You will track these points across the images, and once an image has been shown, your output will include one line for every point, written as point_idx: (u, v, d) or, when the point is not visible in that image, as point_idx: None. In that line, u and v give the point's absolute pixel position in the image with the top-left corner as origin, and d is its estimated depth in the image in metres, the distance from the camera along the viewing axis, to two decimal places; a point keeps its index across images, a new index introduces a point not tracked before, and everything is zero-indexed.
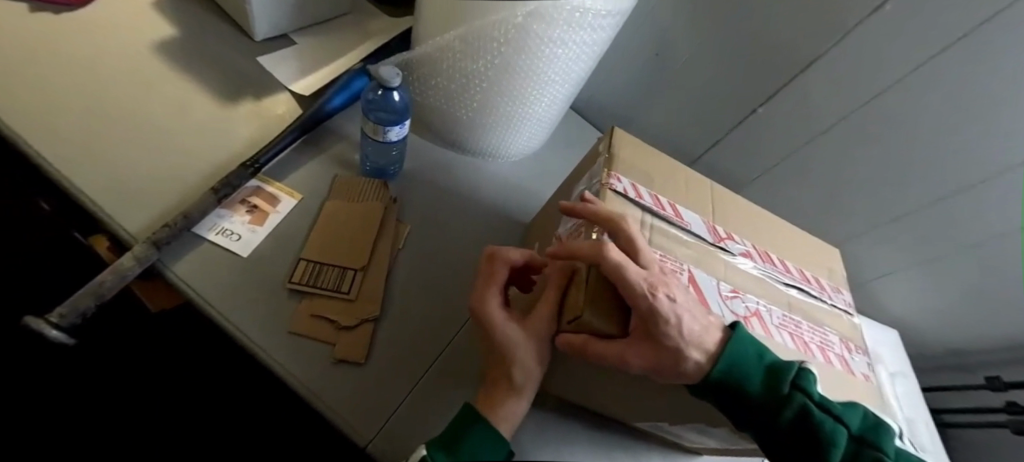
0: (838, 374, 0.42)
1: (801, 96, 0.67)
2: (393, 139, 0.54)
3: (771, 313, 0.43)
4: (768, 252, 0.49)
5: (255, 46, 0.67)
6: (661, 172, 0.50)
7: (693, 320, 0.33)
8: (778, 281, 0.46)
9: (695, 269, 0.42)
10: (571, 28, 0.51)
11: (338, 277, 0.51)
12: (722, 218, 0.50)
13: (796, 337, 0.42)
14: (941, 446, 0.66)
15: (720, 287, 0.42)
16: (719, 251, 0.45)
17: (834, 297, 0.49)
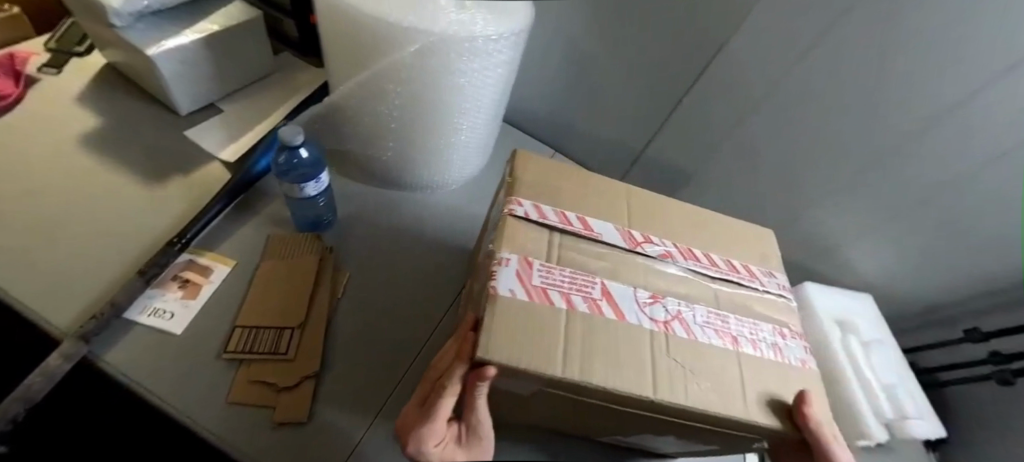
0: (768, 364, 0.40)
1: (719, 82, 0.67)
2: (311, 194, 0.55)
3: (698, 313, 0.42)
4: (690, 248, 0.48)
5: (180, 120, 0.68)
6: (573, 185, 0.50)
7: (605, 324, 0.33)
8: (704, 277, 0.45)
9: (608, 280, 0.41)
10: (464, 58, 0.52)
11: (275, 338, 0.52)
12: (642, 223, 0.49)
13: (725, 333, 0.41)
14: (931, 410, 0.64)
15: (637, 295, 0.41)
16: (635, 257, 0.44)
17: (767, 282, 0.48)
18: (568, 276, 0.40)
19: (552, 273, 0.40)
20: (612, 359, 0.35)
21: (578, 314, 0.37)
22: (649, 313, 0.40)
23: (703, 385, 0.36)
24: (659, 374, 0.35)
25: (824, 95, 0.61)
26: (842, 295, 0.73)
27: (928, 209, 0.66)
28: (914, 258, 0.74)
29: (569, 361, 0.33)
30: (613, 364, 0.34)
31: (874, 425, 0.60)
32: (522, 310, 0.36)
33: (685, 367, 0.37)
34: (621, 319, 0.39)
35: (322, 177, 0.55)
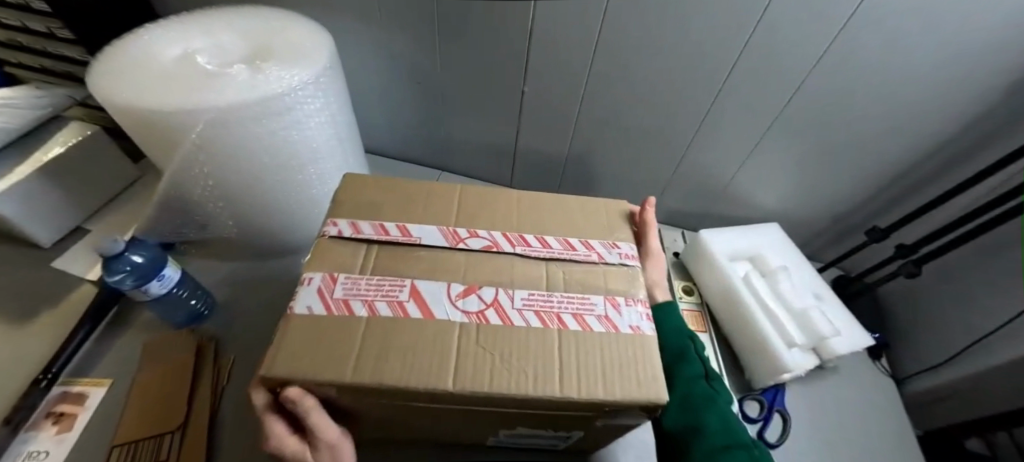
0: (597, 340, 0.39)
1: (547, 72, 0.66)
2: (160, 292, 0.54)
3: (519, 293, 0.41)
4: (524, 235, 0.47)
5: (46, 253, 0.68)
6: (404, 197, 0.49)
7: None
8: (534, 258, 0.44)
9: (421, 281, 0.41)
10: (265, 119, 0.52)
11: (154, 447, 0.50)
12: (475, 214, 0.48)
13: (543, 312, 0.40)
14: (851, 320, 0.63)
15: (451, 288, 0.41)
16: (458, 254, 0.44)
17: (609, 255, 0.46)
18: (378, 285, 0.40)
19: (358, 282, 0.40)
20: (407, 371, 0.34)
21: (388, 320, 0.37)
22: (463, 303, 0.40)
23: (508, 369, 0.35)
24: (460, 364, 0.35)
25: (641, 58, 0.60)
26: (743, 230, 0.72)
27: (788, 128, 0.65)
28: (800, 177, 0.73)
29: (360, 368, 0.33)
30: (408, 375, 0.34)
31: (787, 352, 0.59)
32: (326, 323, 0.36)
33: (497, 353, 0.36)
34: (428, 318, 0.38)
35: (165, 272, 0.54)
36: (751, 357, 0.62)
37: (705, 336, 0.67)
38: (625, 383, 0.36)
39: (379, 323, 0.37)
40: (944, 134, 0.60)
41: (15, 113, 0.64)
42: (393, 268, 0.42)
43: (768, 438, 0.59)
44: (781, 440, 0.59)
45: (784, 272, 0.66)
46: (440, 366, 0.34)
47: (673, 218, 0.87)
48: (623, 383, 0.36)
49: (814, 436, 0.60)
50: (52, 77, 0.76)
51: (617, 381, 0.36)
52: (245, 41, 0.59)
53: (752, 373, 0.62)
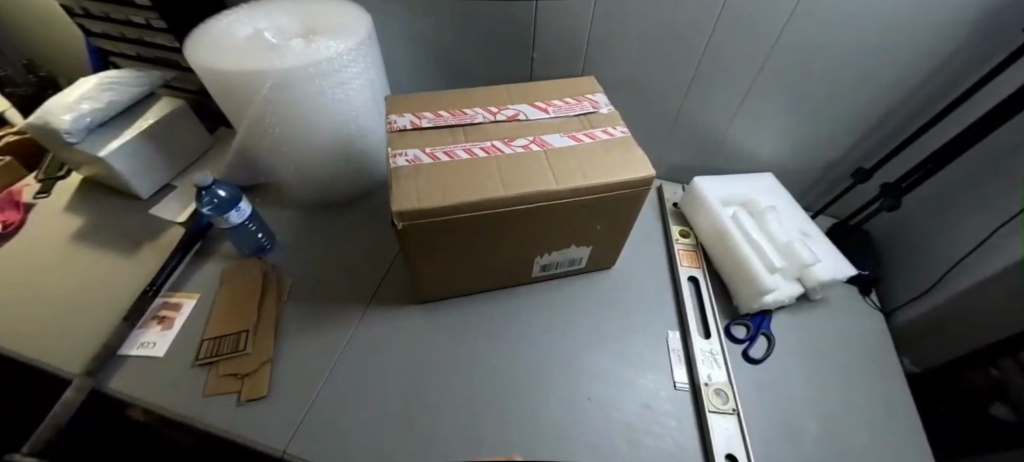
0: (441, 181, 0.53)
1: (553, 33, 0.74)
2: (237, 221, 0.67)
3: (498, 139, 0.59)
4: (542, 140, 0.59)
5: (144, 202, 0.84)
6: (521, 93, 0.67)
7: (406, 119, 0.61)
8: (518, 145, 0.58)
9: (471, 114, 0.63)
10: (315, 79, 0.64)
11: (234, 341, 0.63)
12: (535, 122, 0.63)
13: (470, 152, 0.57)
14: (834, 252, 0.68)
15: (473, 118, 0.62)
16: (496, 122, 0.62)
17: (533, 186, 0.53)
18: (447, 99, 0.65)
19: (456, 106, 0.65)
20: (413, 120, 0.60)
21: (429, 111, 0.63)
22: (466, 120, 0.61)
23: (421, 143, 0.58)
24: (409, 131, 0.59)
25: (640, 15, 0.67)
26: (736, 179, 0.78)
27: (778, 81, 0.71)
28: (793, 129, 0.78)
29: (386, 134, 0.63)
30: (412, 120, 0.60)
31: (769, 276, 0.65)
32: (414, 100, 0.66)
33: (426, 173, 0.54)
34: (433, 126, 0.60)
35: (241, 206, 0.67)
36: (737, 284, 0.68)
37: (697, 270, 0.74)
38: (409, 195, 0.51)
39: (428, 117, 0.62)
40: (917, 81, 0.65)
41: (122, 89, 0.79)
42: (464, 100, 0.65)
43: (752, 354, 0.66)
44: (766, 355, 0.65)
45: (771, 212, 0.72)
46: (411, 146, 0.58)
47: (675, 175, 0.93)
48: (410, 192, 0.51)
49: (795, 356, 0.66)
50: (145, 62, 0.92)
51: (420, 189, 0.52)
52: (299, 19, 0.72)
53: (739, 298, 0.69)
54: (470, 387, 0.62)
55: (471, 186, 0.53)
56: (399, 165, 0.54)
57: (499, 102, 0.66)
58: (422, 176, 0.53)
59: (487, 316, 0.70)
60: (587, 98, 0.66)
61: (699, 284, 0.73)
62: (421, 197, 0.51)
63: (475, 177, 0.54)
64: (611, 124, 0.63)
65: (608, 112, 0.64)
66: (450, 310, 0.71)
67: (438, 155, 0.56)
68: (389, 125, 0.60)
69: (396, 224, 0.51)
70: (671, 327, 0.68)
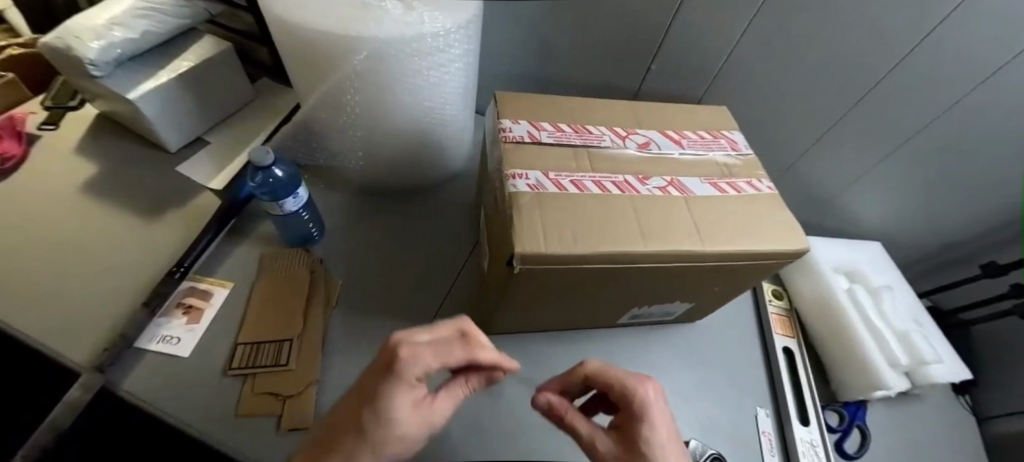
0: (569, 221, 0.43)
1: (683, 46, 0.63)
2: (292, 209, 0.56)
3: (629, 173, 0.49)
4: (681, 183, 0.50)
5: (171, 156, 0.72)
6: (650, 116, 0.57)
7: (522, 129, 0.50)
8: (655, 186, 0.49)
9: (596, 135, 0.52)
10: (415, 56, 0.51)
11: (275, 351, 0.54)
12: (668, 155, 0.53)
13: (601, 188, 0.47)
14: (952, 351, 0.62)
15: (599, 141, 0.52)
16: (624, 150, 0.52)
17: (678, 243, 0.44)
18: (565, 109, 0.55)
19: (576, 118, 0.54)
20: (532, 131, 0.50)
21: (547, 121, 0.52)
22: (591, 142, 0.51)
23: (541, 164, 0.48)
24: (526, 146, 0.49)
25: (797, 42, 0.57)
26: (844, 245, 0.71)
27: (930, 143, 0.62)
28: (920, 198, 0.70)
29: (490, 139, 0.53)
30: (531, 131, 0.50)
31: (885, 371, 0.58)
32: (528, 97, 0.55)
33: (554, 207, 0.44)
34: (554, 144, 0.50)
35: (299, 192, 0.56)
36: (841, 370, 0.62)
37: (792, 340, 0.67)
38: (532, 235, 0.41)
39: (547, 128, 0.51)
40: None
41: (161, 18, 0.66)
42: (585, 114, 0.55)
43: (846, 448, 0.60)
44: (862, 452, 0.59)
45: (886, 293, 0.65)
46: (530, 165, 0.47)
47: None
48: (536, 232, 0.41)
49: (892, 456, 0.60)
50: None
51: (550, 231, 0.42)
52: None
53: (839, 384, 0.62)
54: (542, 444, 0.54)
55: (605, 231, 0.44)
56: (521, 191, 0.44)
57: (625, 123, 0.55)
58: (546, 210, 0.43)
59: (561, 359, 0.62)
60: (724, 136, 0.56)
61: (793, 356, 0.67)
62: (549, 240, 0.41)
63: (607, 219, 0.45)
64: (754, 173, 0.54)
65: (750, 158, 0.55)
66: (519, 345, 0.63)
67: (565, 185, 0.46)
68: (503, 134, 0.49)
69: (513, 267, 0.41)
70: (763, 405, 0.62)
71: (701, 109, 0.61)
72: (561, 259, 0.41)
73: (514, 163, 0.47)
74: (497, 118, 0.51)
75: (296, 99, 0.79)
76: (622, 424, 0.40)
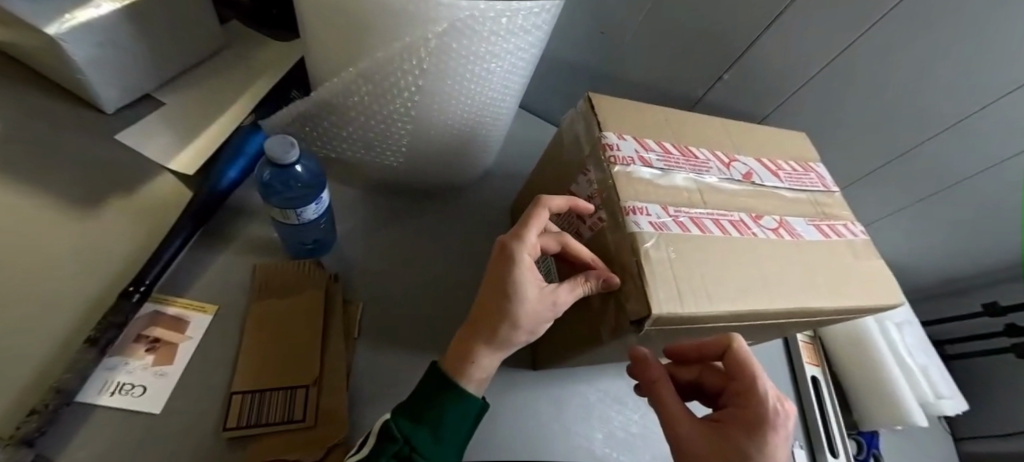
0: (699, 270, 0.37)
1: (766, 61, 0.58)
2: (311, 218, 0.43)
3: (741, 211, 0.45)
4: (790, 224, 0.47)
5: (109, 119, 0.53)
6: (741, 139, 0.54)
7: (631, 149, 0.43)
8: (769, 227, 0.45)
9: (703, 161, 0.48)
10: (500, 37, 0.39)
11: (286, 402, 0.41)
12: (770, 189, 0.49)
13: (721, 227, 0.42)
14: (955, 386, 0.66)
15: (707, 167, 0.47)
16: (730, 182, 0.47)
17: (804, 298, 0.40)
18: (665, 124, 0.49)
19: (678, 139, 0.49)
20: (640, 152, 0.43)
21: (652, 139, 0.46)
22: (699, 169, 0.46)
23: (656, 194, 0.40)
24: (639, 170, 0.41)
25: (887, 76, 0.54)
26: None
27: (970, 189, 0.64)
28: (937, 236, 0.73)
29: (586, 154, 0.44)
30: (641, 151, 0.43)
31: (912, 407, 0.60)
32: (626, 106, 0.48)
33: (681, 252, 0.37)
34: (666, 170, 0.43)
35: (322, 196, 0.42)
36: (867, 402, 0.64)
37: (818, 368, 0.67)
38: (669, 291, 0.34)
39: (656, 149, 0.45)
40: None
41: None
42: (684, 132, 0.50)
43: None
44: None
45: (904, 330, 0.68)
46: (644, 196, 0.39)
47: None
48: (672, 286, 0.34)
49: None
50: None
51: (685, 285, 0.35)
52: None
53: (863, 414, 0.64)
54: None
55: (732, 285, 0.38)
56: (646, 231, 0.36)
57: (723, 148, 0.51)
58: (675, 256, 0.36)
59: (611, 398, 0.57)
60: (812, 170, 0.55)
61: (818, 386, 0.67)
62: (686, 298, 0.34)
63: (730, 269, 0.39)
64: (845, 214, 0.52)
65: (837, 196, 0.54)
66: (567, 381, 0.56)
67: (685, 223, 0.40)
68: (611, 153, 0.41)
69: (641, 327, 0.33)
70: (797, 438, 0.62)
71: (781, 135, 0.59)
72: (696, 318, 0.34)
73: (628, 193, 0.39)
74: (598, 131, 0.43)
75: (296, 60, 0.62)
76: (723, 420, 0.32)
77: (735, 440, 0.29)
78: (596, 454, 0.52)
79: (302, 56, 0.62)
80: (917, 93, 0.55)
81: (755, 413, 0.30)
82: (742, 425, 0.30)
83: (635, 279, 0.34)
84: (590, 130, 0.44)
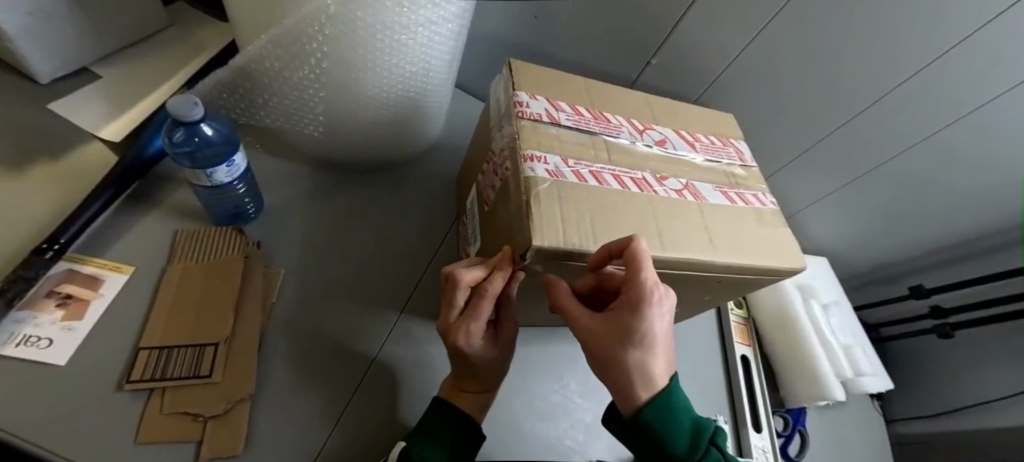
0: (587, 214, 0.38)
1: (692, 43, 0.61)
2: (224, 181, 0.44)
3: (647, 171, 0.47)
4: (696, 187, 0.49)
5: (45, 90, 0.54)
6: (663, 113, 0.57)
7: (540, 107, 0.45)
8: (673, 188, 0.47)
9: (616, 126, 0.50)
10: (405, 9, 0.41)
11: (193, 357, 0.43)
12: (682, 159, 0.51)
13: (622, 182, 0.44)
14: (881, 364, 0.68)
15: (619, 131, 0.49)
16: (641, 147, 0.50)
17: (698, 249, 0.42)
18: (584, 92, 0.52)
19: (595, 107, 0.51)
20: (550, 111, 0.46)
21: (566, 101, 0.49)
22: (610, 131, 0.49)
23: (559, 148, 0.43)
24: (544, 126, 0.44)
25: (802, 55, 0.57)
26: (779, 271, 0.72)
27: (892, 169, 0.67)
28: (867, 218, 0.76)
29: (501, 113, 0.47)
30: (551, 110, 0.46)
31: (830, 381, 0.63)
32: (546, 72, 0.51)
33: (574, 199, 0.39)
34: (574, 128, 0.46)
35: (236, 158, 0.44)
36: (791, 379, 0.66)
37: (749, 348, 0.69)
38: (552, 228, 0.35)
39: (569, 112, 0.47)
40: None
41: None
42: (604, 101, 0.53)
43: (789, 451, 0.64)
44: (801, 455, 0.64)
45: (830, 310, 0.70)
46: (548, 149, 0.41)
47: None
48: (558, 225, 0.35)
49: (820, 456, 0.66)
50: None
51: (571, 225, 0.36)
52: None
53: (788, 392, 0.66)
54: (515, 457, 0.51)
55: (621, 229, 0.40)
56: (540, 176, 0.38)
57: (642, 118, 0.54)
58: (567, 199, 0.38)
59: (536, 366, 0.58)
60: (732, 145, 0.57)
61: (749, 365, 0.69)
62: (570, 234, 0.36)
63: (622, 217, 0.41)
64: (759, 187, 0.54)
65: (754, 171, 0.56)
66: None
67: (583, 175, 0.42)
68: (520, 109, 0.44)
69: (524, 255, 0.34)
70: (723, 413, 0.63)
71: (710, 115, 0.61)
72: (578, 252, 0.36)
73: (530, 146, 0.41)
74: (512, 90, 0.46)
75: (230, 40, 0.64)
76: (615, 307, 0.34)
77: (624, 321, 0.32)
78: (514, 420, 0.53)
79: (234, 39, 0.63)
80: (831, 72, 0.58)
81: (633, 294, 0.32)
82: (628, 306, 0.32)
83: (524, 219, 0.36)
84: (507, 91, 0.48)
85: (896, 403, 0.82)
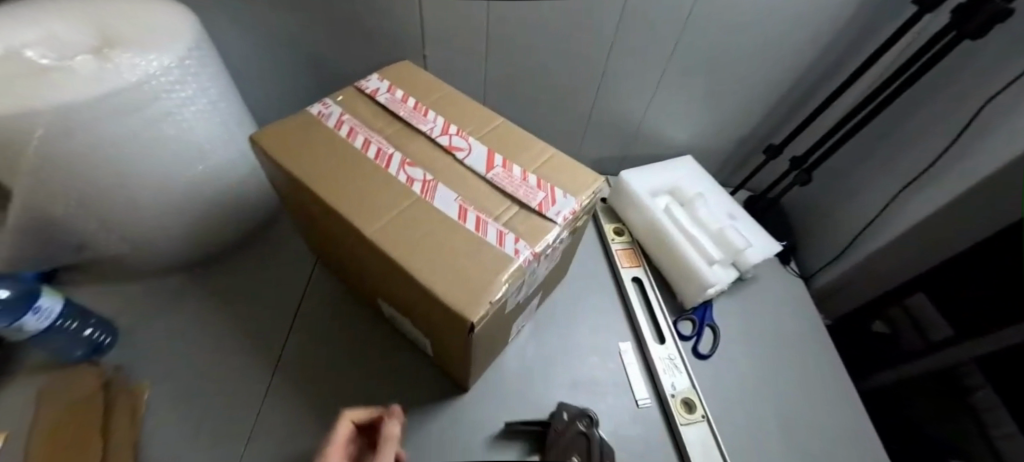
0: (319, 150, 0.47)
1: (445, 29, 0.64)
2: (40, 327, 0.48)
3: (404, 155, 0.49)
4: (433, 185, 0.46)
5: None
6: (481, 129, 0.54)
7: (377, 88, 0.56)
8: (404, 173, 0.47)
9: (434, 119, 0.53)
10: (121, 114, 0.44)
11: None
12: (448, 172, 0.48)
13: (378, 154, 0.48)
14: (762, 233, 0.69)
15: (424, 123, 0.52)
16: (427, 139, 0.51)
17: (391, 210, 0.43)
18: (433, 95, 0.57)
19: (419, 108, 0.54)
20: (380, 88, 0.55)
21: (402, 88, 0.57)
22: (414, 121, 0.52)
23: (363, 109, 0.53)
24: (354, 105, 0.54)
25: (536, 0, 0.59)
26: (662, 165, 0.76)
27: (688, 58, 0.68)
28: (702, 109, 0.77)
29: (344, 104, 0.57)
30: (382, 88, 0.56)
31: (706, 269, 0.64)
32: (416, 77, 0.59)
33: (321, 142, 0.48)
34: (386, 107, 0.54)
35: (42, 303, 0.47)
36: (678, 278, 0.67)
37: (639, 269, 0.71)
38: (278, 147, 0.47)
39: (358, 109, 0.53)
40: (819, 51, 0.67)
41: None
42: (445, 105, 0.56)
43: (701, 350, 0.66)
44: (712, 349, 0.66)
45: (700, 201, 0.71)
46: (355, 107, 0.53)
47: (600, 164, 0.90)
48: (275, 147, 0.47)
49: (734, 340, 0.69)
50: None
51: (292, 155, 0.46)
52: (85, 29, 0.49)
53: (682, 295, 0.68)
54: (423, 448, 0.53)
55: (332, 182, 0.44)
56: (313, 110, 0.51)
57: (462, 125, 0.54)
58: (317, 134, 0.49)
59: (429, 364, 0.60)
60: (545, 188, 0.47)
61: (642, 285, 0.70)
62: (288, 158, 0.46)
63: (342, 176, 0.45)
64: (528, 236, 0.43)
65: (544, 226, 0.44)
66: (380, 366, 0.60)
67: (349, 129, 0.50)
68: (361, 83, 0.56)
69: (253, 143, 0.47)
70: (625, 340, 0.65)
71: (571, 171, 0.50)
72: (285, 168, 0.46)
73: (339, 106, 0.53)
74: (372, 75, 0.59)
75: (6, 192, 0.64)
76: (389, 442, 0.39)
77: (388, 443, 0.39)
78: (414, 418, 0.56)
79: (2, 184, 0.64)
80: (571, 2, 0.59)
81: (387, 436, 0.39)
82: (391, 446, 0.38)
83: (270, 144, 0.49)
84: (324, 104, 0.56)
85: (813, 257, 0.83)
